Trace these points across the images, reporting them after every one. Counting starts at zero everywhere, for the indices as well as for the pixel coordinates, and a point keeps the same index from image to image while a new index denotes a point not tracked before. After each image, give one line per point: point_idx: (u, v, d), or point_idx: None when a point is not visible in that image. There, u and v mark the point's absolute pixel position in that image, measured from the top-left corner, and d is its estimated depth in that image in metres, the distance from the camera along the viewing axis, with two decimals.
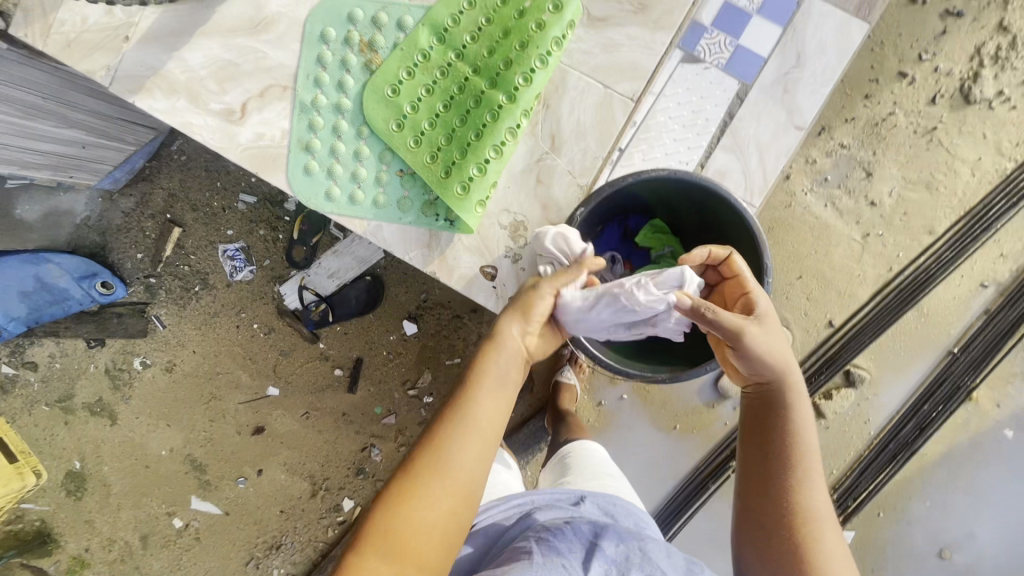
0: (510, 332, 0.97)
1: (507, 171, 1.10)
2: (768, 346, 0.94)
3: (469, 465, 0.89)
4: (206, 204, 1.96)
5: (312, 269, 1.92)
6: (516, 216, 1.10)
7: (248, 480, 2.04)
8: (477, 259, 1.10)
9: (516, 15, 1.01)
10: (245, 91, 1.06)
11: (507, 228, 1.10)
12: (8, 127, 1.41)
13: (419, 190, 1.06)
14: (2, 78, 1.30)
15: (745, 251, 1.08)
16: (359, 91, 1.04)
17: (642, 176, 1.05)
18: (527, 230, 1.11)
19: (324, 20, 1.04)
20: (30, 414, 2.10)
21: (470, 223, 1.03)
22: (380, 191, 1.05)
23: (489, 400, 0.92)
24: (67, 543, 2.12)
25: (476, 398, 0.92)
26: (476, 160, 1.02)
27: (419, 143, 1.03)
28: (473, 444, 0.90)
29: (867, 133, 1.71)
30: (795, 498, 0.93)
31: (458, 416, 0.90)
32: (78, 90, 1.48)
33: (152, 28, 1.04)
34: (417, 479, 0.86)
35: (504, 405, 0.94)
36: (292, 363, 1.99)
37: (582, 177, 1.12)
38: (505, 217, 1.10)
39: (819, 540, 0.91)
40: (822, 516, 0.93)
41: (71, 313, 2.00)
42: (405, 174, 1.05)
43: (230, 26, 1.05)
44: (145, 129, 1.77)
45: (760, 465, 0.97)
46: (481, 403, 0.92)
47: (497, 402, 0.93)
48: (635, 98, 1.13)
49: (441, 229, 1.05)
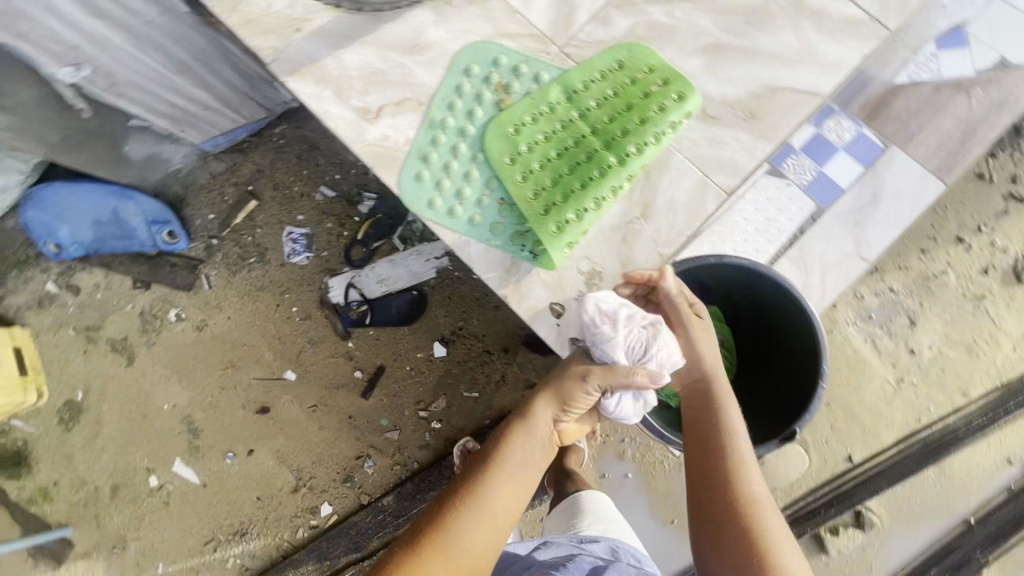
0: (537, 424, 1.11)
1: (597, 224, 1.17)
2: (702, 348, 1.11)
3: (474, 551, 1.00)
4: (287, 186, 2.09)
5: (365, 271, 2.00)
6: (595, 265, 1.16)
7: (236, 457, 2.01)
8: (549, 294, 1.16)
9: (641, 94, 1.16)
10: (385, 97, 1.18)
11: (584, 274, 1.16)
12: (152, 73, 1.57)
13: (514, 219, 1.14)
14: (170, 33, 1.46)
15: (805, 349, 1.12)
16: (484, 122, 1.15)
17: (725, 261, 1.10)
18: (601, 281, 1.17)
19: (470, 57, 1.17)
20: (55, 334, 2.15)
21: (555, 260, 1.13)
22: (478, 211, 1.14)
23: (504, 490, 1.06)
24: (40, 470, 2.10)
25: (492, 488, 1.05)
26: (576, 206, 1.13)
27: (526, 178, 1.13)
28: (482, 532, 1.02)
29: (918, 284, 1.78)
30: (734, 484, 1.02)
31: (474, 503, 1.03)
32: (223, 60, 1.65)
33: (325, 28, 1.19)
34: (426, 558, 0.97)
35: (516, 497, 1.07)
36: (317, 353, 2.01)
37: (664, 248, 1.17)
38: (584, 263, 1.16)
39: (757, 522, 1.00)
40: (764, 503, 1.02)
41: (130, 250, 2.09)
42: (505, 203, 1.14)
43: (389, 42, 1.18)
44: (258, 108, 1.94)
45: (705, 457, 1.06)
46: (496, 494, 1.05)
47: (510, 494, 1.06)
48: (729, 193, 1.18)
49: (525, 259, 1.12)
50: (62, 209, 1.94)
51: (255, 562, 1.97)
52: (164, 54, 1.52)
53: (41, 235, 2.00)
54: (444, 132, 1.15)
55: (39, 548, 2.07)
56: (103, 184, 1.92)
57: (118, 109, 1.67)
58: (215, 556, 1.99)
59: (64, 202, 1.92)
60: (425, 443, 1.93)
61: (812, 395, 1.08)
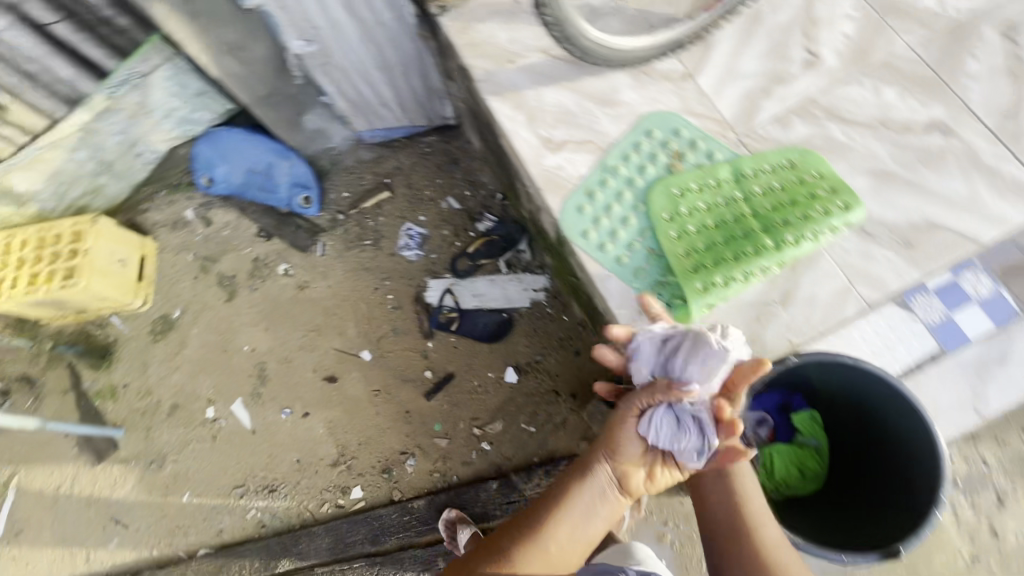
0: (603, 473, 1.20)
1: (737, 298, 1.25)
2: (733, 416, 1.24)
3: None
4: (418, 188, 2.27)
5: (464, 282, 2.12)
6: None
7: (292, 415, 2.09)
8: None
9: (804, 195, 1.29)
10: (569, 135, 1.32)
11: None
12: (359, 64, 1.81)
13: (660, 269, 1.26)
14: (389, 38, 1.70)
15: (921, 469, 1.15)
16: (654, 180, 1.30)
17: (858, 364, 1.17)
18: None
19: (654, 122, 1.33)
20: (176, 254, 2.35)
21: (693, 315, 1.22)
22: (627, 253, 1.25)
23: (563, 533, 1.18)
24: (117, 369, 2.24)
25: (552, 531, 1.18)
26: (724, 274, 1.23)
27: (682, 237, 1.26)
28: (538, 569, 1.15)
29: (1015, 464, 1.70)
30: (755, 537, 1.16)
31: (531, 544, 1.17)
32: (417, 69, 1.88)
33: (536, 66, 1.38)
34: None
35: (575, 540, 1.19)
36: (397, 343, 2.11)
37: (797, 338, 1.25)
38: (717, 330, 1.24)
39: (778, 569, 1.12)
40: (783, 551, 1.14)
41: (266, 202, 2.32)
42: (656, 252, 1.26)
43: (587, 92, 1.35)
44: (422, 115, 2.16)
45: (725, 525, 1.19)
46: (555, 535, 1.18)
47: (569, 537, 1.19)
48: (871, 305, 1.28)
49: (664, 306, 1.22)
50: (230, 152, 2.21)
51: (274, 522, 1.99)
52: (376, 52, 1.76)
53: (200, 167, 2.25)
54: (615, 176, 1.29)
55: (88, 441, 2.18)
56: (273, 141, 2.19)
57: (317, 85, 1.92)
58: (240, 503, 2.03)
59: (235, 146, 2.20)
60: (470, 460, 1.95)
61: (923, 520, 1.09)
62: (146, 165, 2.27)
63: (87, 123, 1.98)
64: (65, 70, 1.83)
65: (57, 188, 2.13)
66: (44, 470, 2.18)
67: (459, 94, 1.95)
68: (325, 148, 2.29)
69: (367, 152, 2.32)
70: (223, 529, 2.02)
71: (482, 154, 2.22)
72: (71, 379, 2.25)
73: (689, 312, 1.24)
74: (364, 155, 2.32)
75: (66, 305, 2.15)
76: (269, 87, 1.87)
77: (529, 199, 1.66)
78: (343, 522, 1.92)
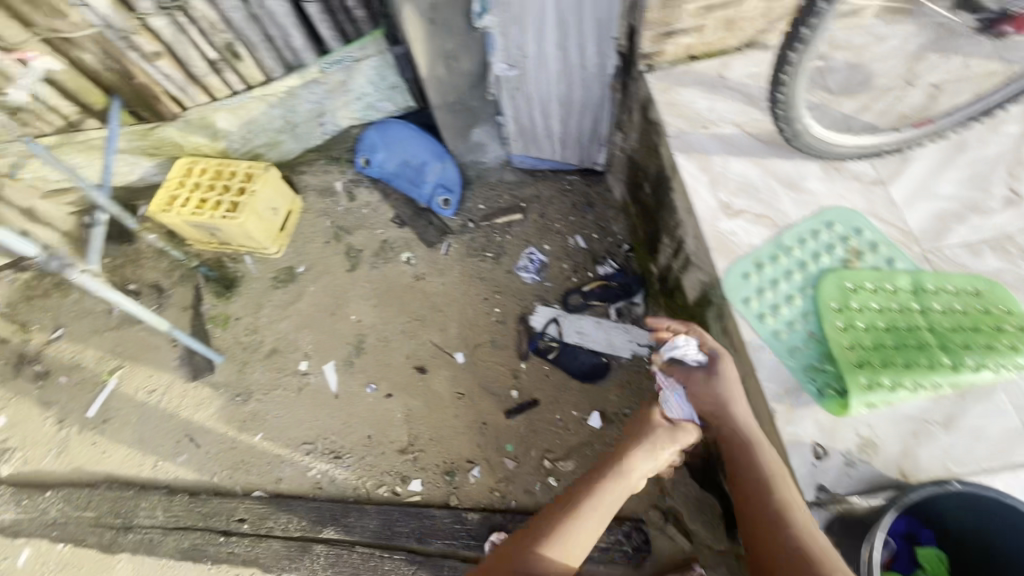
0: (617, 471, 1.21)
1: (897, 407, 1.24)
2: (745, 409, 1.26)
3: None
4: (549, 218, 2.38)
5: (571, 317, 2.15)
6: (875, 436, 1.22)
7: (376, 392, 2.16)
8: (817, 434, 1.22)
9: (990, 325, 1.29)
10: (748, 204, 1.42)
11: (860, 440, 1.21)
12: (545, 97, 1.97)
13: (818, 354, 1.29)
14: (585, 81, 1.87)
15: None
16: (827, 268, 1.36)
17: None
18: (875, 454, 1.20)
19: (837, 217, 1.42)
20: (316, 217, 2.56)
21: (850, 407, 1.22)
22: (785, 329, 1.31)
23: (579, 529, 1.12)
24: (236, 302, 2.42)
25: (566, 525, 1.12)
26: (890, 377, 1.24)
27: (848, 330, 1.30)
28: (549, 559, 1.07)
29: None
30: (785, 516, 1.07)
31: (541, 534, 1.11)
32: (593, 115, 2.03)
33: (727, 137, 1.49)
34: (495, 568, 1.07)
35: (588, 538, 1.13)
36: (492, 354, 2.16)
37: (954, 465, 1.19)
38: (865, 430, 1.22)
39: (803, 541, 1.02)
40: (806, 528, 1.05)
41: (409, 194, 2.51)
42: (816, 337, 1.31)
43: (773, 172, 1.45)
44: (576, 154, 2.30)
45: (754, 491, 1.13)
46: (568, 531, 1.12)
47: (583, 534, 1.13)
48: None
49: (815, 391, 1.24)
50: (396, 143, 2.43)
51: (332, 488, 2.02)
52: (565, 87, 1.90)
53: (364, 148, 2.48)
54: (788, 255, 1.37)
55: (190, 359, 2.34)
56: (437, 142, 2.40)
57: (497, 103, 2.09)
58: (304, 459, 2.09)
59: (402, 139, 2.43)
60: (534, 490, 1.94)
61: None
62: (321, 134, 2.53)
63: (294, 87, 2.26)
64: (297, 41, 2.12)
65: (246, 134, 2.41)
66: (145, 373, 2.35)
67: (621, 144, 2.08)
68: (477, 160, 2.46)
69: (512, 174, 2.48)
70: (282, 478, 2.07)
71: (620, 203, 2.32)
72: (193, 299, 2.44)
73: (844, 405, 1.23)
74: (509, 175, 2.48)
75: (216, 234, 2.38)
76: (459, 96, 2.07)
77: (673, 255, 1.71)
78: (397, 511, 1.93)
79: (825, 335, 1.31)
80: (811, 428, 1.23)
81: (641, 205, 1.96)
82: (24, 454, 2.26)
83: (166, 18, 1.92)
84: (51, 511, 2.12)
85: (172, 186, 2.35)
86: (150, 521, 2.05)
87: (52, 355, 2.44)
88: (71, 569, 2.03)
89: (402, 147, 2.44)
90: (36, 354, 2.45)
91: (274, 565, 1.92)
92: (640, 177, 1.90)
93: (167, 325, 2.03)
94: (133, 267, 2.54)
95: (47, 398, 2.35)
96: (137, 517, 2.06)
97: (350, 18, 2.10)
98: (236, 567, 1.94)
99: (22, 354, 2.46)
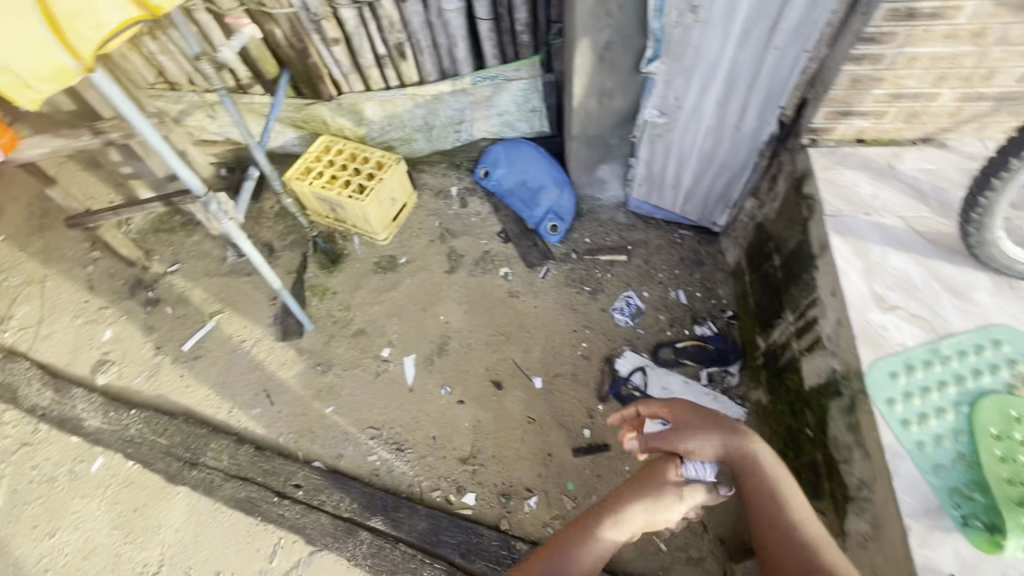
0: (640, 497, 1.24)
1: None
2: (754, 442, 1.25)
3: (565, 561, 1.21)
4: (653, 267, 2.36)
5: (659, 370, 2.11)
6: None
7: (449, 395, 2.18)
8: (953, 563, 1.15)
9: None
10: (904, 301, 1.42)
11: None
12: (688, 148, 1.99)
13: (966, 477, 1.24)
14: (736, 142, 1.88)
15: None
16: (987, 389, 1.32)
17: None
18: None
19: (1005, 336, 1.37)
20: (427, 215, 2.66)
21: (1000, 544, 1.15)
22: (931, 442, 1.27)
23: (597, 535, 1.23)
24: (336, 277, 2.53)
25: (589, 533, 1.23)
26: None
27: (1005, 459, 1.24)
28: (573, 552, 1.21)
29: None
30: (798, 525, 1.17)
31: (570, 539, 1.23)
32: (731, 176, 2.03)
33: (890, 228, 1.53)
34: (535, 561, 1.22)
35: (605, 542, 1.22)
36: (571, 387, 2.14)
37: None
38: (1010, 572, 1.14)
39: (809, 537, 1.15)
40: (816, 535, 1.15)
41: (519, 212, 2.57)
42: (965, 458, 1.26)
43: (934, 274, 1.46)
44: (697, 211, 2.29)
45: (767, 513, 1.19)
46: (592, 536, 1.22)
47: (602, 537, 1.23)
48: None
49: (960, 517, 1.19)
50: (520, 162, 2.53)
51: (388, 478, 2.04)
52: (711, 143, 1.92)
53: (487, 161, 2.60)
54: (944, 365, 1.34)
55: (283, 319, 2.46)
56: (561, 170, 2.47)
57: (634, 145, 2.13)
58: (368, 442, 2.12)
59: (528, 160, 2.52)
60: None
61: None
62: (452, 141, 2.65)
63: (444, 93, 2.40)
64: (461, 52, 2.27)
65: (386, 126, 2.56)
66: (240, 322, 2.48)
67: (753, 211, 2.07)
68: (593, 195, 2.49)
69: (626, 215, 2.49)
70: (343, 455, 2.10)
71: (731, 269, 2.26)
72: (299, 265, 2.58)
73: (994, 541, 1.17)
74: (622, 216, 2.49)
75: (337, 210, 2.52)
76: (600, 132, 2.12)
77: (794, 333, 1.70)
78: (447, 520, 1.91)
79: (976, 459, 1.26)
80: (949, 558, 1.15)
81: (764, 276, 1.94)
82: (119, 370, 2.43)
83: (355, 11, 2.11)
84: (130, 429, 2.25)
85: (309, 158, 2.52)
86: (214, 462, 2.13)
87: (165, 286, 2.64)
88: (135, 488, 2.13)
89: (525, 168, 2.52)
90: (151, 282, 2.66)
91: (317, 539, 1.94)
92: (770, 249, 1.89)
93: (279, 284, 2.15)
94: (253, 223, 2.73)
95: (151, 324, 2.53)
96: (204, 455, 2.15)
97: (514, 41, 2.24)
98: (283, 530, 1.98)
99: (140, 279, 2.68)
